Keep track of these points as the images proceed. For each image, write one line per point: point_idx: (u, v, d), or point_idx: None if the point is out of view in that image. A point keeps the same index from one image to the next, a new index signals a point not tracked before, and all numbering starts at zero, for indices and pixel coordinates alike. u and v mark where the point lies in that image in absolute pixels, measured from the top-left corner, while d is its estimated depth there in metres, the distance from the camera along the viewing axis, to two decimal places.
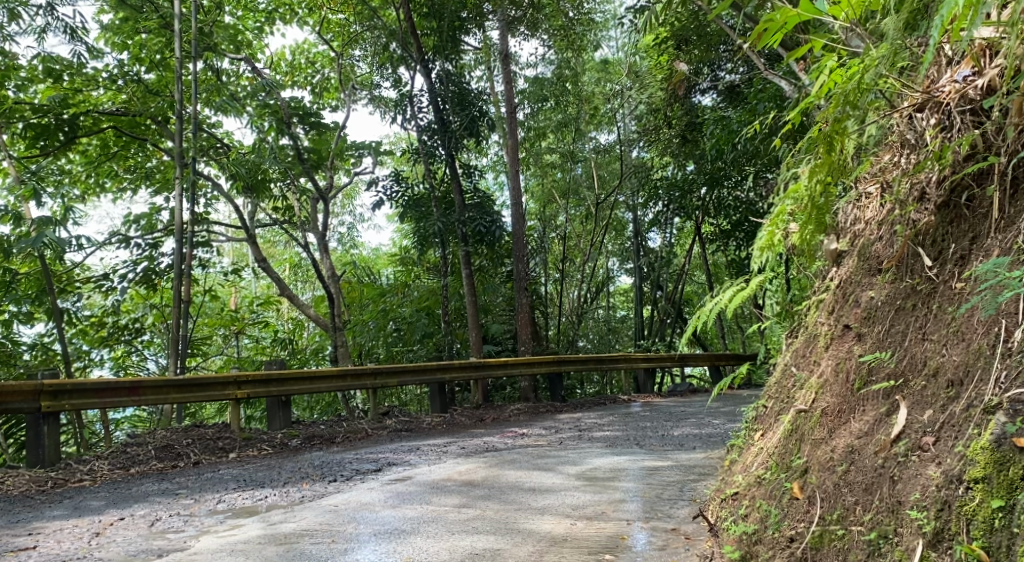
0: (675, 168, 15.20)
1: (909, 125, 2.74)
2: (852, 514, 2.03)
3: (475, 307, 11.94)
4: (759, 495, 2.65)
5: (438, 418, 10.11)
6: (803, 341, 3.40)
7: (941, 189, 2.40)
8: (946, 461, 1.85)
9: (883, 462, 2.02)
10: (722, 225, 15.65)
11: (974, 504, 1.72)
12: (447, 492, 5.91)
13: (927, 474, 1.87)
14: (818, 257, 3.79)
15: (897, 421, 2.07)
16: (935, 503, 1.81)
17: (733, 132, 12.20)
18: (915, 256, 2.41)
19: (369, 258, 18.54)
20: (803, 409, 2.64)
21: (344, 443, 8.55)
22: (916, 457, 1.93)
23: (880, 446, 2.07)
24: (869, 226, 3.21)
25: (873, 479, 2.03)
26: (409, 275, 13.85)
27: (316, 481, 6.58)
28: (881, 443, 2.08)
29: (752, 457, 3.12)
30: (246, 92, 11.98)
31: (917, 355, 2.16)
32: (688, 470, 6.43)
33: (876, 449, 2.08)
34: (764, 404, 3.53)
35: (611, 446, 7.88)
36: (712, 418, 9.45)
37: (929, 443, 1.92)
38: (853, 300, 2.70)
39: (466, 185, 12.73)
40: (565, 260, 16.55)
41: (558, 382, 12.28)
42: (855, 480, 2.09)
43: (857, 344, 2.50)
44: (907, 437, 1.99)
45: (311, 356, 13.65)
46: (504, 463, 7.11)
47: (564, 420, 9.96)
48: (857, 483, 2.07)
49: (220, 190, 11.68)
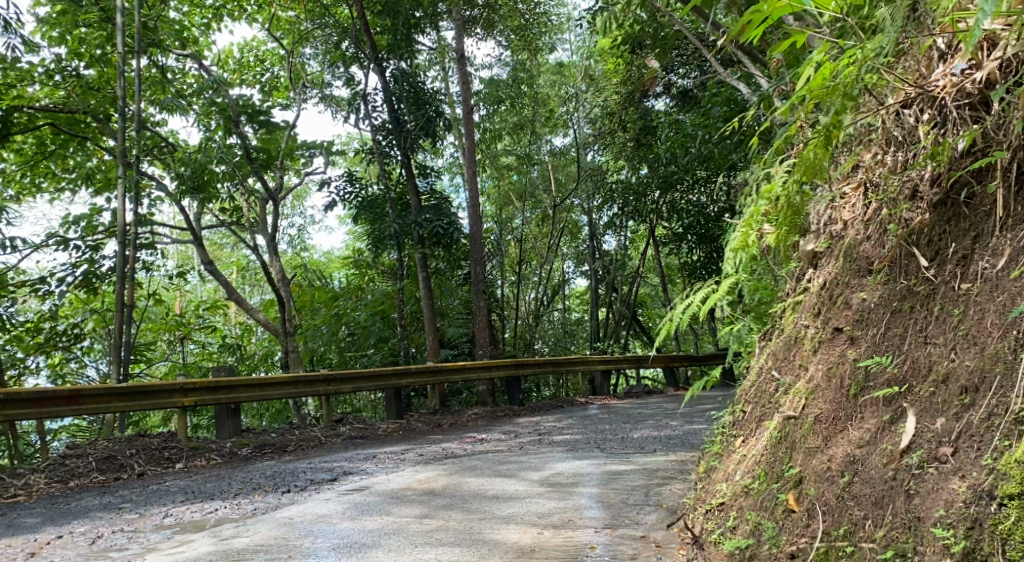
0: (629, 172, 15.20)
1: (896, 122, 2.65)
2: (862, 530, 1.94)
3: (432, 310, 11.73)
4: (747, 507, 2.54)
5: (394, 424, 9.89)
6: (781, 344, 3.31)
7: (937, 187, 2.32)
8: (970, 473, 1.75)
9: (893, 474, 1.94)
10: (676, 228, 15.71)
11: (1010, 523, 1.63)
12: (407, 501, 5.72)
13: (948, 489, 1.78)
14: (794, 259, 3.73)
15: (906, 431, 1.97)
16: (961, 521, 1.71)
17: (689, 135, 12.21)
18: (910, 256, 2.33)
19: (321, 261, 18.19)
20: (791, 417, 2.54)
21: (296, 452, 8.28)
22: (934, 469, 1.84)
23: (889, 457, 1.98)
24: (849, 226, 3.13)
25: (884, 492, 1.93)
26: (362, 278, 13.55)
27: (268, 492, 6.33)
28: (890, 454, 1.98)
29: (733, 465, 3.01)
30: (193, 90, 11.62)
31: (921, 360, 2.07)
32: (652, 474, 6.34)
33: (885, 461, 1.98)
34: (741, 408, 3.44)
35: (572, 450, 7.76)
36: (671, 420, 9.41)
37: (947, 454, 1.83)
38: (841, 301, 2.60)
39: (422, 186, 12.52)
40: (521, 263, 16.43)
41: (515, 385, 12.16)
42: (862, 493, 2.00)
43: (849, 347, 2.40)
44: (920, 449, 1.90)
45: (260, 362, 13.26)
46: (465, 470, 6.93)
47: (522, 425, 9.82)
48: (865, 497, 1.98)
49: (165, 191, 11.27)
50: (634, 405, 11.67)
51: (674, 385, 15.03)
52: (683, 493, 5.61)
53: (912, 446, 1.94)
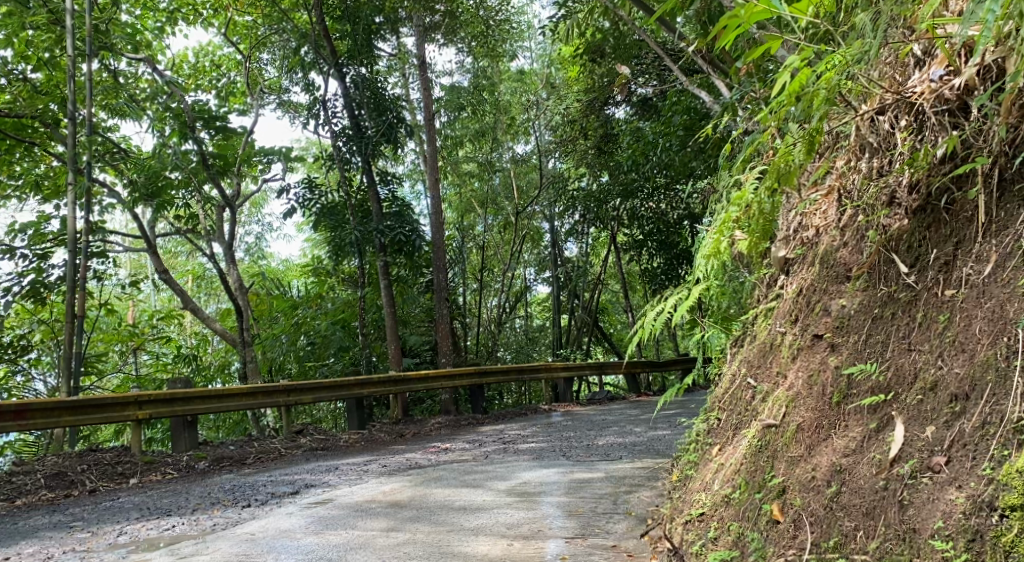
0: (590, 179, 15.27)
1: (871, 128, 2.64)
2: (854, 541, 1.91)
3: (394, 319, 11.60)
4: (728, 517, 2.51)
5: (355, 435, 9.73)
6: (754, 351, 3.30)
7: (916, 194, 2.31)
8: (967, 484, 1.74)
9: (885, 484, 1.91)
10: (636, 235, 15.80)
11: (1013, 535, 1.60)
12: (372, 514, 5.60)
13: (945, 500, 1.76)
14: (766, 266, 3.72)
15: (895, 439, 1.95)
16: (961, 533, 1.69)
17: (649, 143, 12.32)
18: (889, 262, 2.32)
19: (279, 269, 17.94)
20: (772, 425, 2.52)
21: (256, 465, 8.10)
22: (928, 480, 1.82)
23: (879, 467, 1.95)
24: (822, 232, 3.14)
25: (875, 502, 1.91)
26: (322, 286, 13.34)
27: (227, 507, 6.15)
28: (879, 464, 1.96)
29: (710, 474, 2.99)
30: (146, 94, 11.40)
31: (907, 368, 2.05)
32: (619, 481, 6.32)
33: (874, 470, 1.96)
34: (716, 415, 3.42)
35: (538, 458, 7.70)
36: (635, 426, 9.41)
37: (941, 464, 1.81)
38: (819, 309, 2.59)
39: (383, 193, 12.39)
40: (483, 270, 16.36)
41: (478, 393, 12.07)
42: (851, 503, 1.98)
43: (830, 354, 2.38)
44: (911, 459, 1.88)
45: (217, 373, 12.98)
46: (431, 481, 6.83)
47: (487, 433, 9.74)
48: (855, 508, 1.96)
49: (117, 198, 10.99)
50: (597, 412, 11.66)
51: (636, 392, 15.08)
52: (651, 501, 5.57)
53: (901, 456, 1.92)
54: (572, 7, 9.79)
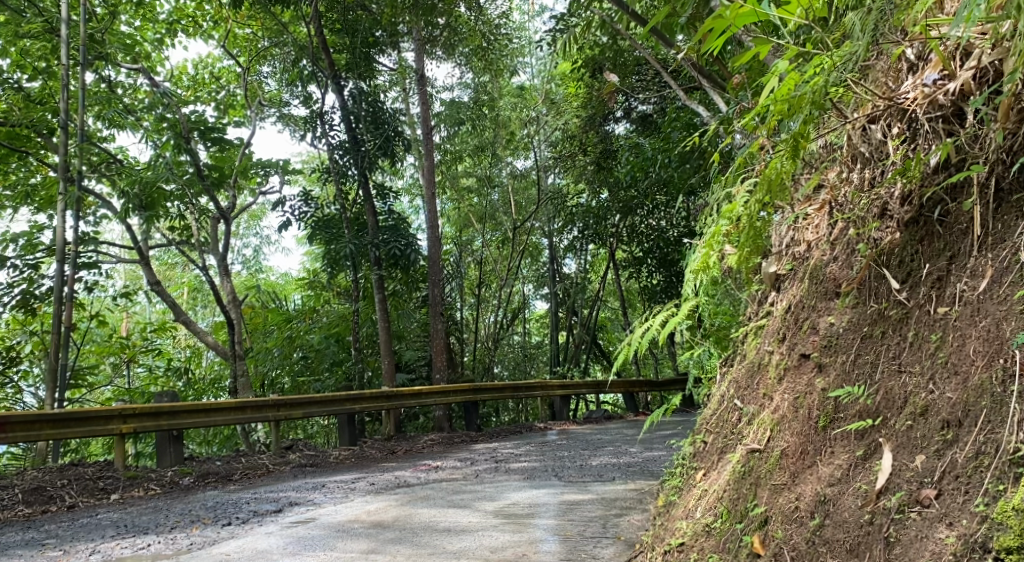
0: (589, 196, 15.20)
1: (862, 137, 2.50)
2: None
3: (388, 334, 11.45)
4: (709, 548, 2.37)
5: (346, 452, 9.56)
6: (743, 372, 3.16)
7: (909, 206, 2.17)
8: (959, 522, 1.59)
9: (870, 518, 1.77)
10: (635, 252, 15.72)
11: None
12: (353, 535, 5.43)
13: (935, 538, 1.62)
14: (757, 280, 3.60)
15: (882, 469, 1.80)
16: None
17: (647, 161, 12.22)
18: (879, 278, 2.18)
19: (276, 282, 17.81)
20: (757, 450, 2.37)
21: (241, 481, 7.93)
22: (916, 515, 1.67)
23: (865, 498, 1.81)
24: (814, 247, 3.00)
25: (860, 538, 1.77)
26: (318, 299, 13.19)
27: (207, 525, 6.00)
28: (865, 495, 1.82)
29: (693, 500, 2.84)
30: (143, 105, 11.31)
31: (896, 391, 1.90)
32: (610, 504, 6.15)
33: (860, 502, 1.81)
34: (702, 438, 3.27)
35: (529, 478, 7.52)
36: (630, 447, 9.23)
37: (931, 497, 1.67)
38: (806, 327, 2.45)
39: (380, 207, 12.26)
40: (481, 286, 16.25)
41: (472, 410, 11.91)
42: (834, 538, 1.83)
43: (817, 375, 2.24)
44: (899, 491, 1.74)
45: (209, 386, 12.81)
46: (417, 500, 6.66)
47: (479, 451, 9.56)
48: (838, 543, 1.81)
49: (111, 209, 10.88)
50: (593, 431, 11.48)
51: (633, 411, 14.88)
52: (642, 524, 5.41)
53: (890, 486, 1.77)
54: (571, 21, 9.68)
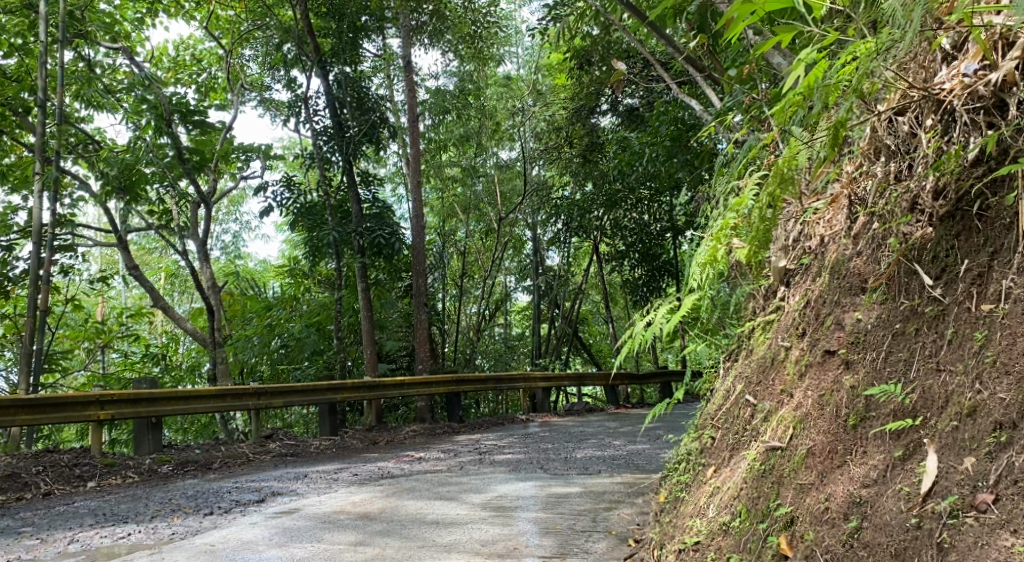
0: (574, 188, 15.12)
1: (888, 129, 2.45)
2: None
3: (371, 323, 11.32)
4: (727, 547, 2.30)
5: (327, 442, 9.43)
6: (753, 367, 3.11)
7: (943, 200, 2.11)
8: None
9: (917, 522, 1.71)
10: (618, 245, 15.69)
11: None
12: (340, 527, 5.33)
13: (998, 545, 1.56)
14: (765, 274, 3.55)
15: (927, 471, 1.75)
16: None
17: (634, 154, 12.14)
18: (911, 273, 2.13)
19: (256, 270, 17.57)
20: (778, 447, 2.31)
21: (221, 470, 7.79)
22: (972, 520, 1.61)
23: (910, 502, 1.75)
24: (830, 242, 2.95)
25: (905, 543, 1.71)
26: (299, 287, 13.00)
27: (188, 515, 5.87)
28: (910, 498, 1.76)
29: (703, 498, 2.78)
30: (123, 86, 11.06)
31: (937, 390, 1.85)
32: (598, 497, 6.09)
33: (905, 506, 1.75)
34: (710, 434, 3.22)
35: (514, 470, 7.45)
36: (613, 440, 9.19)
37: (988, 502, 1.61)
38: (829, 323, 2.39)
39: (364, 195, 12.06)
40: (463, 277, 16.16)
41: (454, 402, 11.83)
42: (875, 541, 1.77)
43: (844, 373, 2.18)
44: (948, 496, 1.68)
45: (186, 374, 12.60)
46: (403, 492, 6.57)
47: (462, 443, 9.48)
48: (880, 547, 1.75)
49: (88, 191, 10.63)
50: (575, 423, 11.44)
51: (614, 404, 14.87)
52: (632, 519, 5.36)
53: (936, 488, 1.71)
54: (562, 12, 9.56)
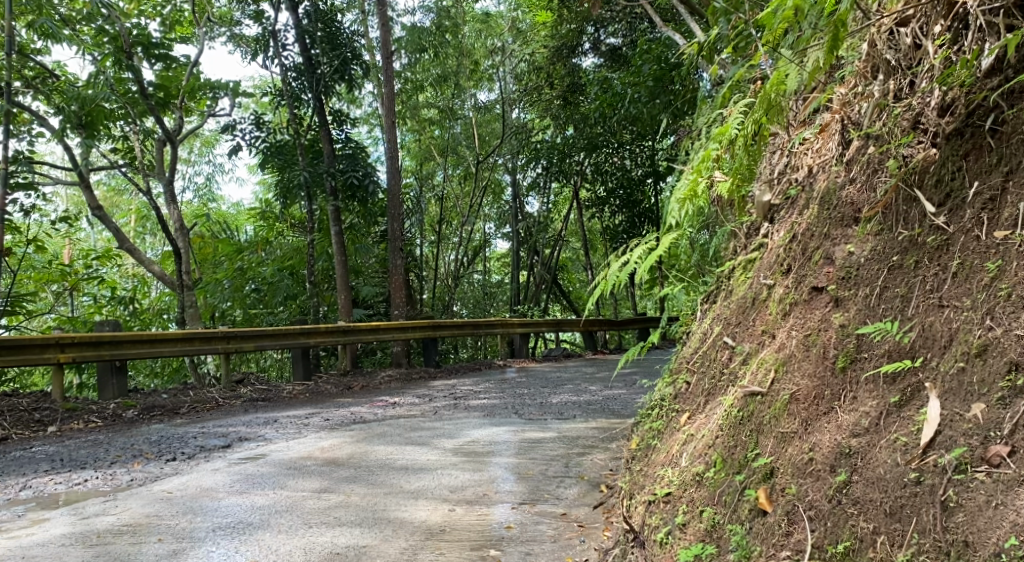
0: (555, 132, 14.70)
1: (889, 42, 2.21)
2: (873, 549, 1.50)
3: (346, 268, 11.03)
4: (700, 500, 2.11)
5: (300, 386, 9.24)
6: (733, 308, 2.91)
7: (950, 117, 1.89)
8: None
9: (917, 477, 1.50)
10: (598, 191, 15.41)
11: None
12: (305, 474, 5.14)
13: (1016, 507, 1.36)
14: (749, 211, 3.32)
15: (928, 420, 1.54)
16: None
17: (616, 95, 11.74)
18: (910, 201, 1.91)
19: (229, 213, 17.09)
20: (758, 393, 2.11)
21: (188, 415, 7.57)
22: (985, 476, 1.41)
23: (909, 456, 1.54)
24: (819, 171, 2.72)
25: (902, 500, 1.51)
26: (271, 231, 12.63)
27: (149, 461, 5.66)
28: (908, 452, 1.55)
29: (676, 446, 2.59)
30: (81, 16, 10.44)
31: (939, 328, 1.65)
32: (573, 442, 5.95)
33: (902, 460, 1.55)
34: (685, 379, 3.02)
35: (488, 415, 7.29)
36: (590, 385, 9.07)
37: (1004, 456, 1.41)
38: (817, 258, 2.17)
39: (336, 135, 11.67)
40: (441, 222, 15.83)
41: (431, 347, 11.65)
42: (868, 498, 1.56)
43: (833, 311, 1.97)
44: (955, 448, 1.47)
45: (156, 318, 12.26)
46: (374, 437, 6.39)
47: (437, 388, 9.31)
48: (874, 506, 1.54)
49: (46, 127, 10.08)
50: (551, 369, 11.31)
51: (592, 350, 14.75)
52: (606, 465, 5.21)
53: (941, 439, 1.50)
54: None
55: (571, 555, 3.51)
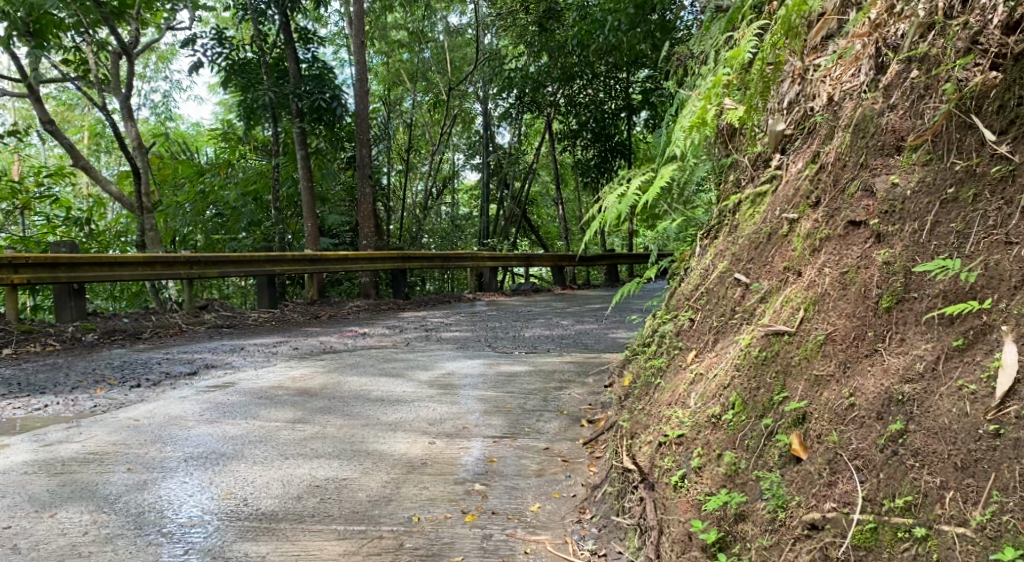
0: (529, 60, 14.21)
1: None
2: (941, 506, 1.43)
3: (312, 195, 10.66)
4: (717, 442, 1.98)
5: (266, 314, 9.02)
6: (740, 244, 2.77)
7: (1019, 36, 1.77)
8: None
9: (994, 430, 1.42)
10: (571, 123, 15.08)
11: None
12: (277, 403, 4.97)
13: None
14: (761, 141, 3.17)
15: (1003, 366, 1.45)
16: None
17: (595, 23, 11.33)
18: (965, 128, 1.77)
19: (188, 133, 16.46)
20: (784, 333, 1.97)
21: (151, 341, 7.33)
22: None
23: (982, 408, 1.45)
24: (843, 99, 2.57)
25: (975, 454, 1.43)
26: (233, 153, 12.16)
27: (113, 387, 5.45)
28: (981, 404, 1.46)
29: (683, 385, 2.47)
30: None
31: (1007, 266, 1.55)
32: (549, 376, 5.87)
33: (976, 412, 1.46)
34: (688, 315, 2.88)
35: (462, 348, 7.19)
36: (562, 319, 8.99)
37: None
38: (853, 190, 2.02)
39: (302, 55, 11.18)
40: (410, 151, 15.42)
41: (400, 278, 11.46)
42: (934, 450, 1.48)
43: (875, 247, 1.83)
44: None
45: (113, 240, 11.82)
46: (346, 367, 6.25)
47: (407, 319, 9.16)
48: (943, 458, 1.46)
49: None
50: (522, 303, 11.21)
51: (562, 284, 14.66)
52: (584, 399, 5.13)
53: (1021, 389, 1.42)
54: None
55: (558, 490, 3.40)
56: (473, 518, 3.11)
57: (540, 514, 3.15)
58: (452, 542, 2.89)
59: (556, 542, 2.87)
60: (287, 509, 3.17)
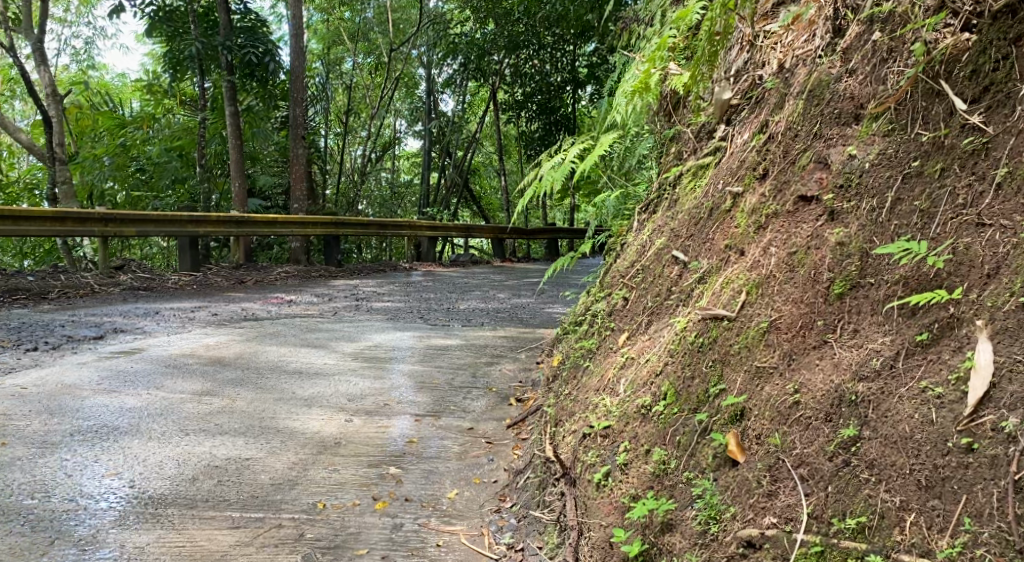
0: (475, 26, 13.76)
1: None
2: (900, 531, 1.25)
3: (241, 154, 10.14)
4: (646, 436, 1.78)
5: (187, 277, 8.58)
6: (680, 219, 2.56)
7: None
8: None
9: (965, 444, 1.25)
10: (516, 94, 14.76)
11: None
12: (185, 373, 4.64)
13: None
14: (706, 111, 2.96)
15: (978, 368, 1.28)
16: None
17: None
18: (932, 96, 1.59)
19: (113, 83, 15.61)
20: (723, 317, 1.76)
21: (57, 301, 6.86)
22: None
23: (956, 418, 1.28)
24: (795, 66, 2.38)
25: (944, 471, 1.25)
26: (158, 106, 11.49)
27: (5, 350, 5.03)
28: (953, 413, 1.28)
29: (612, 370, 2.27)
30: None
31: (980, 252, 1.38)
32: (480, 351, 5.65)
33: (949, 421, 1.28)
34: (622, 294, 2.68)
35: (392, 319, 6.91)
36: (498, 292, 8.76)
37: None
38: (805, 161, 1.82)
39: (235, 6, 10.62)
40: (349, 114, 14.92)
41: (333, 245, 11.07)
42: (894, 462, 1.30)
43: (827, 225, 1.64)
44: (1016, 407, 1.22)
45: (24, 192, 11.11)
46: (266, 336, 5.92)
47: (338, 287, 8.82)
48: (905, 471, 1.28)
49: None
50: (459, 274, 10.96)
51: (500, 257, 14.43)
52: (515, 376, 4.92)
53: (997, 396, 1.24)
54: None
55: (478, 475, 3.18)
56: (384, 505, 2.87)
57: (456, 501, 2.93)
58: (358, 533, 2.66)
59: (471, 533, 2.66)
60: (178, 492, 2.89)
